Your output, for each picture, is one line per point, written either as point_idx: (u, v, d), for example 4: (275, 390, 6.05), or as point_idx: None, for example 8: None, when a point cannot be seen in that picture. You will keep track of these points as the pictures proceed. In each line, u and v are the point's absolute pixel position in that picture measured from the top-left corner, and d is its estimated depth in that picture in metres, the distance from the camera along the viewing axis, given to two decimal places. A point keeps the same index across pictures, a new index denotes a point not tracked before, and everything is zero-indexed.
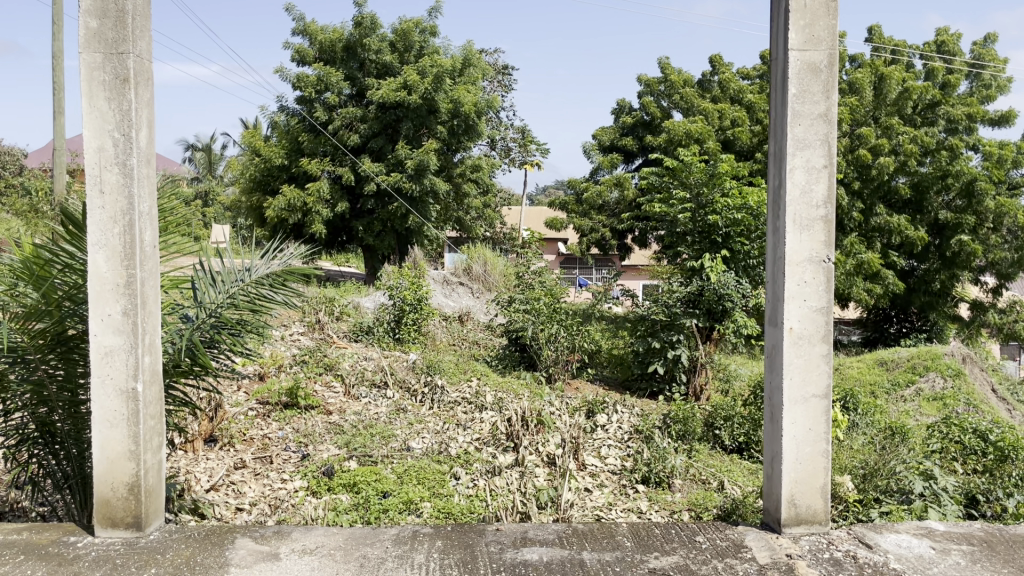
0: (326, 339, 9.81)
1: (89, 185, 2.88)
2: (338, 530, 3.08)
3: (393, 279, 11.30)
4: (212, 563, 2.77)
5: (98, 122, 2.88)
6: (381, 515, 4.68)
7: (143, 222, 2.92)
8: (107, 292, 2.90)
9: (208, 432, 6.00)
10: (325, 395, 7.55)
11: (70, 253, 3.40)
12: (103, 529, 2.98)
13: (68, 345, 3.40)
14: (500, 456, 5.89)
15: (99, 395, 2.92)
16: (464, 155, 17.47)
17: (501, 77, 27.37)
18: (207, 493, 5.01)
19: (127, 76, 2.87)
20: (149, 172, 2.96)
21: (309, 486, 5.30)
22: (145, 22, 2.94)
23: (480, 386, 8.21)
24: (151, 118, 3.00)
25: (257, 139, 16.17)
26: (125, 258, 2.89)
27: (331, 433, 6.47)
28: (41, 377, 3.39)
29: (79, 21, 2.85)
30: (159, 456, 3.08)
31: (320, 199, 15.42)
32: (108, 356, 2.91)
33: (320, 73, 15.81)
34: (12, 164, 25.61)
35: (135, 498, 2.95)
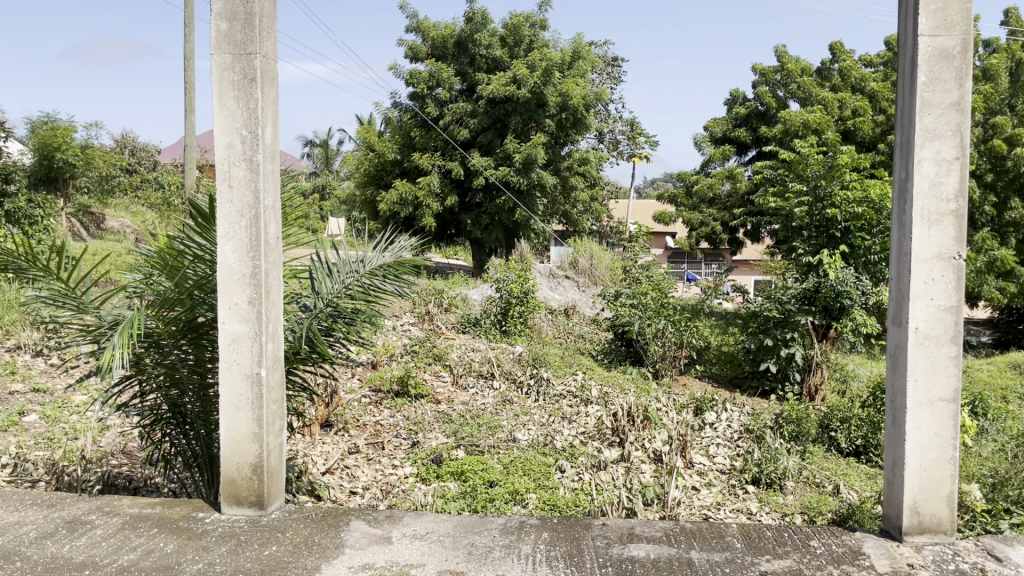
0: (435, 329, 10.03)
1: (219, 179, 3.04)
2: (447, 516, 3.15)
3: (499, 272, 11.37)
4: (329, 543, 2.88)
5: (228, 120, 3.03)
6: (487, 504, 4.75)
7: (268, 216, 3.05)
8: (235, 282, 3.05)
9: (324, 417, 6.25)
10: (434, 384, 7.74)
11: (200, 244, 3.58)
12: (229, 506, 3.14)
13: (198, 331, 3.64)
14: (606, 451, 5.87)
15: (227, 379, 3.08)
16: (571, 149, 17.42)
17: (610, 69, 27.18)
18: (322, 476, 5.22)
19: (254, 76, 3.00)
20: (273, 167, 3.08)
21: (418, 472, 5.43)
22: (271, 23, 3.06)
23: (586, 380, 8.20)
24: (276, 117, 3.13)
25: (370, 135, 16.66)
26: (251, 249, 3.04)
27: (440, 421, 6.61)
28: (174, 361, 3.65)
29: (211, 23, 3.00)
30: (281, 439, 3.23)
31: (430, 193, 15.72)
32: (235, 343, 3.07)
33: (432, 69, 16.12)
34: (146, 160, 27.25)
35: (258, 478, 3.10)
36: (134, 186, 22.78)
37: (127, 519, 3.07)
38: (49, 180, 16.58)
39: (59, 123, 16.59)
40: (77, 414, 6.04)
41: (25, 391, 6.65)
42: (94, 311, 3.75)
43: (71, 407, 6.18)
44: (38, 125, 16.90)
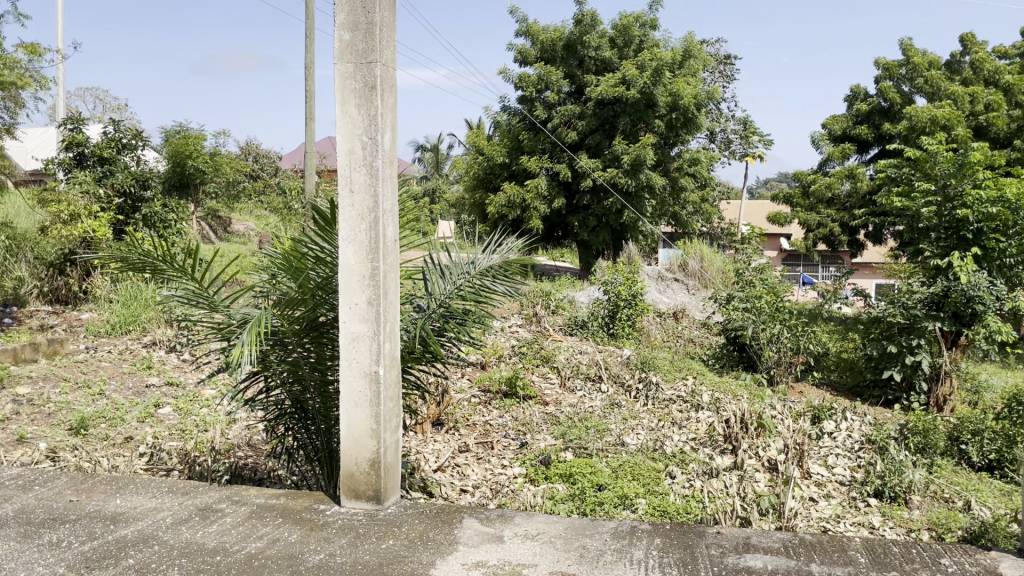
0: (543, 331, 10.08)
1: (341, 185, 3.16)
2: (558, 519, 3.16)
3: (607, 274, 11.29)
4: (443, 539, 2.94)
5: (350, 127, 3.14)
6: (596, 508, 4.75)
7: (386, 219, 3.15)
8: (355, 283, 3.16)
9: (435, 415, 6.41)
10: (542, 386, 7.77)
11: (321, 246, 3.72)
12: (349, 499, 3.26)
13: (320, 330, 3.80)
14: (718, 458, 5.74)
15: (347, 377, 3.20)
16: (681, 149, 17.13)
17: (722, 67, 26.62)
18: (434, 473, 5.34)
19: (374, 84, 3.10)
20: (391, 172, 3.17)
21: (527, 473, 5.47)
22: (390, 32, 3.16)
23: (696, 385, 8.05)
24: (394, 123, 3.23)
25: (480, 139, 16.88)
26: (371, 251, 3.13)
27: (548, 423, 6.62)
28: (297, 358, 3.84)
29: (334, 34, 3.12)
30: (396, 436, 3.32)
31: (538, 195, 15.80)
32: (355, 342, 3.18)
33: (540, 72, 16.18)
34: (267, 165, 28.51)
35: (375, 473, 3.20)
36: (258, 191, 23.88)
37: (254, 508, 3.23)
38: (181, 186, 17.59)
39: (190, 132, 17.57)
40: (206, 407, 6.39)
41: (161, 385, 7.09)
42: (224, 310, 3.97)
43: (201, 401, 6.54)
44: (172, 134, 17.95)
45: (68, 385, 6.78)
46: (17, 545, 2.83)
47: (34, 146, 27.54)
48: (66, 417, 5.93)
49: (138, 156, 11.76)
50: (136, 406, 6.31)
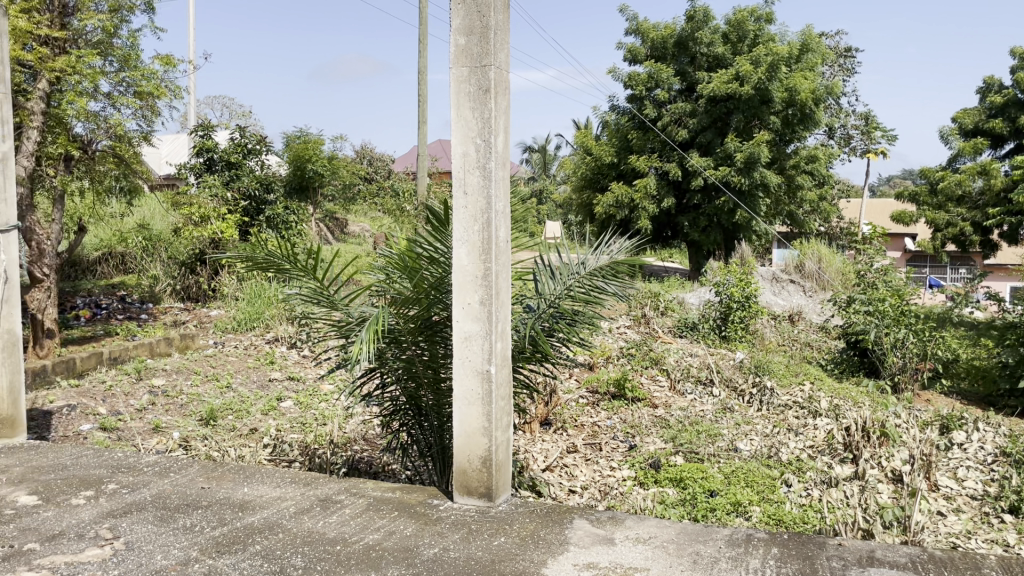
0: (651, 333, 9.96)
1: (455, 187, 3.21)
2: (670, 523, 3.12)
3: (718, 275, 11.04)
4: (554, 539, 2.94)
5: (464, 129, 3.19)
6: (708, 514, 4.66)
7: (498, 220, 3.18)
8: (468, 283, 3.21)
9: (544, 415, 6.45)
10: (651, 389, 7.68)
11: (435, 247, 3.81)
12: (461, 495, 3.31)
13: (433, 329, 3.89)
14: (837, 467, 5.52)
15: (459, 375, 3.26)
16: (798, 146, 16.56)
17: (842, 60, 25.60)
18: (543, 472, 5.36)
19: (488, 87, 3.13)
20: (504, 174, 3.21)
21: (636, 476, 5.41)
22: (504, 35, 3.19)
23: (813, 391, 7.76)
24: (507, 125, 3.26)
25: (588, 139, 16.83)
26: (483, 252, 3.18)
27: (657, 426, 6.53)
28: (411, 356, 3.94)
29: (450, 39, 3.18)
30: (507, 435, 3.35)
31: (647, 195, 15.61)
32: (467, 341, 3.23)
33: (651, 70, 15.98)
34: (380, 167, 29.29)
35: (487, 470, 3.24)
36: (371, 193, 24.59)
37: (371, 501, 3.32)
38: (301, 189, 18.33)
39: (309, 137, 18.28)
40: (325, 402, 6.63)
41: (282, 379, 7.42)
42: (343, 308, 4.11)
43: (320, 395, 6.79)
44: (292, 139, 18.73)
45: (198, 377, 7.19)
46: (155, 527, 3.02)
47: (168, 151, 29.35)
48: (196, 408, 6.29)
49: (262, 160, 12.30)
50: (260, 399, 6.62)
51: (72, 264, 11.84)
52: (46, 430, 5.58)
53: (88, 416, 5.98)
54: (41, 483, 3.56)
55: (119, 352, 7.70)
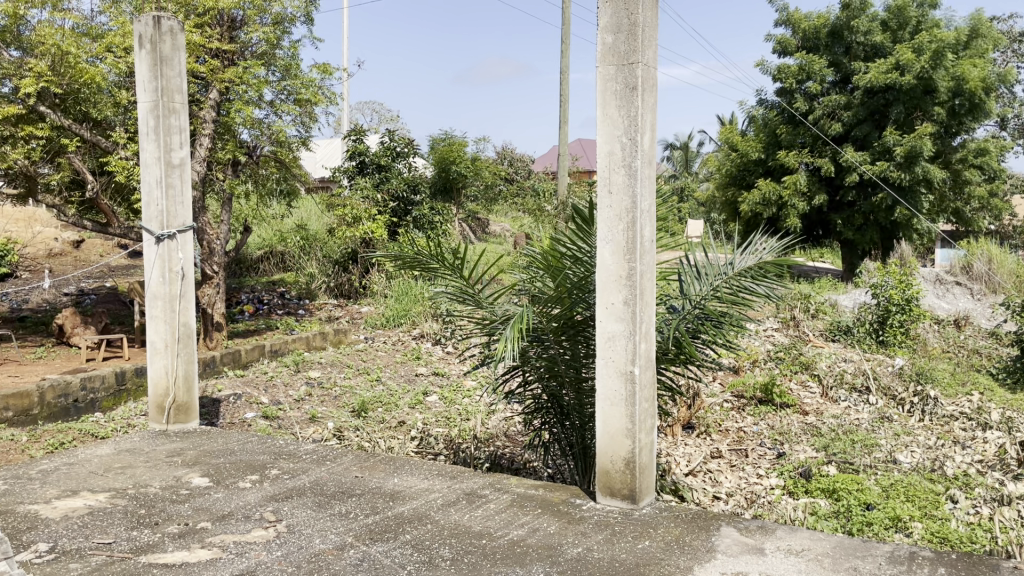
0: (801, 336, 9.58)
1: (601, 186, 3.20)
2: (825, 536, 2.97)
3: (876, 276, 10.43)
4: (700, 546, 2.88)
5: (610, 128, 3.17)
6: (864, 528, 4.41)
7: (644, 219, 3.13)
8: (612, 282, 3.18)
9: (687, 418, 6.33)
10: (801, 395, 7.36)
11: (578, 246, 3.81)
12: (604, 496, 3.29)
13: (575, 329, 3.90)
14: (1010, 485, 5.09)
15: (603, 375, 3.24)
16: (965, 139, 15.42)
17: (1017, 45, 23.63)
18: (686, 477, 5.26)
19: (635, 85, 3.10)
20: (651, 172, 3.15)
21: (785, 485, 5.21)
22: (651, 31, 3.14)
23: (983, 401, 7.19)
24: (653, 122, 3.21)
25: (734, 135, 16.36)
26: (628, 252, 3.14)
27: (808, 433, 6.26)
28: (553, 355, 3.97)
29: (596, 37, 3.17)
30: (651, 437, 3.30)
31: (797, 192, 14.97)
32: (611, 341, 3.20)
33: (802, 62, 15.31)
34: (521, 167, 29.65)
35: (630, 472, 3.20)
36: (513, 193, 24.95)
37: (515, 497, 3.37)
38: (446, 190, 18.82)
39: (454, 139, 18.74)
40: (468, 397, 6.77)
41: (428, 374, 7.65)
42: (488, 306, 4.18)
43: (464, 391, 6.95)
44: (438, 141, 19.26)
45: (350, 371, 7.54)
46: (314, 512, 3.18)
47: (322, 156, 30.98)
48: (349, 400, 6.59)
49: (410, 163, 12.70)
50: (408, 393, 6.86)
51: (238, 263, 12.69)
52: (215, 417, 6.01)
53: (252, 404, 6.39)
54: (213, 466, 3.83)
55: (279, 345, 8.18)
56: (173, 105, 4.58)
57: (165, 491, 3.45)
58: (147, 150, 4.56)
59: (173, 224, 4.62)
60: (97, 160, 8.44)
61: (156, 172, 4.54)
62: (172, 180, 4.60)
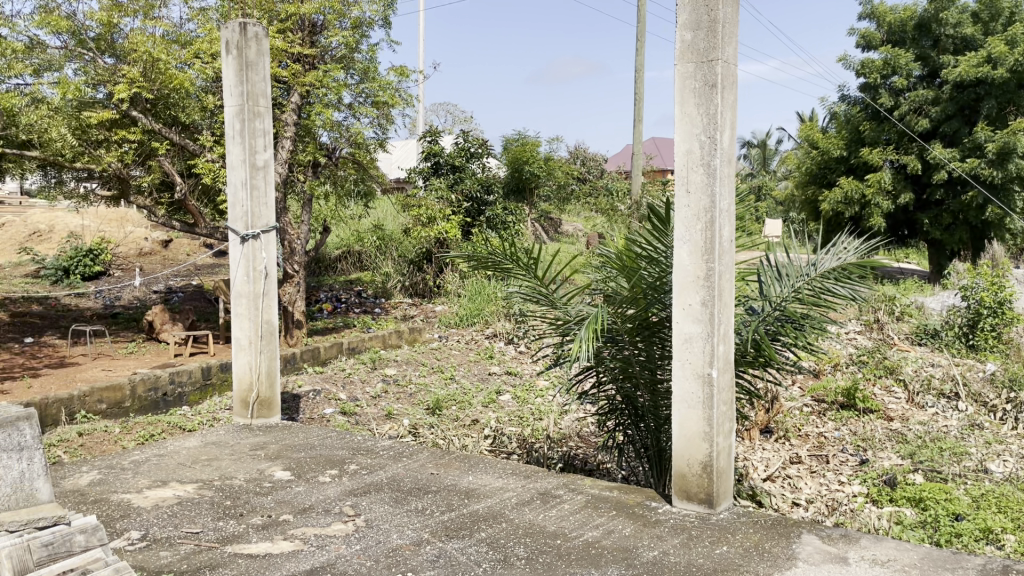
0: (885, 340, 9.27)
1: (678, 185, 3.16)
2: (912, 547, 2.87)
3: (965, 278, 10.00)
4: (780, 553, 2.81)
5: (688, 126, 3.13)
6: (952, 539, 4.22)
7: (723, 219, 3.08)
8: (689, 283, 3.14)
9: (764, 422, 6.20)
10: (885, 400, 7.12)
11: (654, 246, 3.77)
12: (681, 500, 3.25)
13: (651, 330, 3.86)
14: None
15: (680, 377, 3.20)
16: None
17: None
18: (763, 482, 5.14)
19: (715, 82, 3.04)
20: (730, 171, 3.10)
21: (868, 493, 5.05)
22: (732, 27, 3.09)
23: None
24: (733, 120, 3.15)
25: (814, 133, 15.94)
26: (706, 252, 3.09)
27: (893, 440, 6.05)
28: (627, 356, 3.94)
29: (676, 35, 3.13)
30: (729, 441, 3.24)
31: (881, 190, 14.49)
32: (688, 342, 3.16)
33: (887, 56, 14.78)
34: (594, 167, 29.53)
35: (708, 476, 3.16)
36: (586, 193, 24.87)
37: (590, 498, 3.36)
38: (518, 190, 18.86)
39: (527, 139, 18.76)
40: (541, 397, 6.78)
41: (501, 373, 7.68)
42: (562, 307, 4.15)
43: (537, 391, 6.96)
44: (511, 141, 19.32)
45: (425, 369, 7.63)
46: (391, 508, 3.23)
47: (399, 157, 31.52)
48: (424, 398, 6.68)
49: (484, 163, 12.78)
50: (481, 392, 6.91)
51: (317, 262, 13.00)
52: (296, 412, 6.17)
53: (330, 400, 6.54)
54: (294, 460, 3.93)
55: (356, 342, 8.35)
56: (258, 109, 4.71)
57: (249, 483, 3.56)
58: (234, 153, 4.71)
59: (257, 224, 4.76)
60: (184, 163, 8.76)
61: (242, 174, 4.69)
62: (256, 182, 4.74)
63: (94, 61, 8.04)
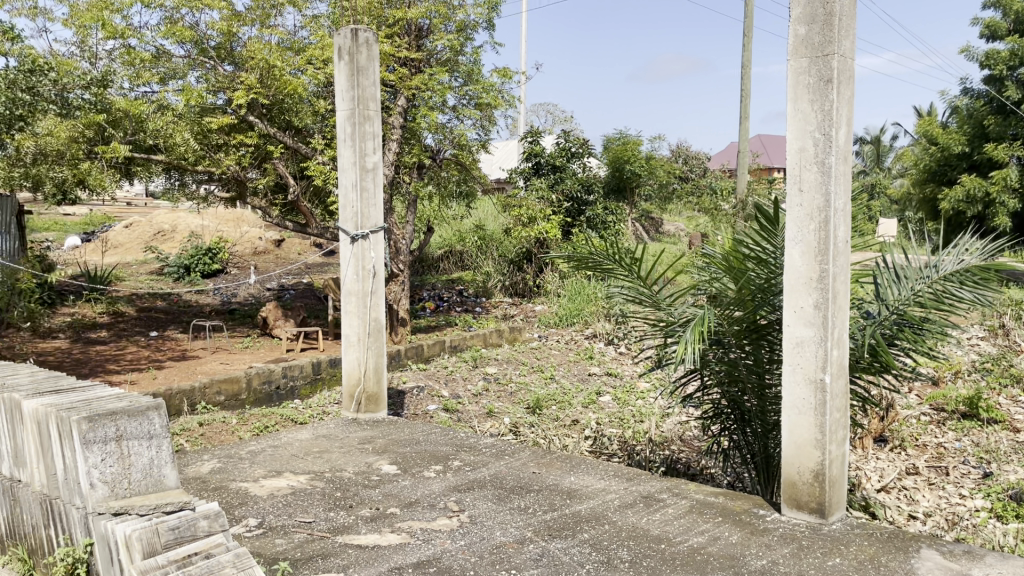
0: (1011, 347, 8.72)
1: (790, 184, 3.07)
2: None
3: None
4: (898, 567, 2.69)
5: (801, 123, 3.03)
6: None
7: (837, 219, 2.97)
8: (801, 285, 3.04)
9: (878, 431, 5.95)
10: (1011, 410, 6.70)
11: (763, 247, 3.67)
12: (790, 509, 3.16)
13: (760, 333, 3.75)
14: None
15: (791, 382, 3.10)
16: None
17: None
18: (877, 493, 4.92)
19: (831, 77, 2.95)
20: (846, 169, 2.99)
21: (993, 508, 4.76)
22: (849, 20, 2.98)
23: None
24: (850, 116, 3.04)
25: (933, 128, 15.16)
26: (819, 253, 2.99)
27: (1020, 453, 5.69)
28: (734, 359, 3.85)
29: (789, 29, 3.04)
30: (843, 449, 3.13)
31: (1007, 188, 13.64)
32: (799, 346, 3.07)
33: (1015, 46, 13.90)
34: (698, 166, 29.01)
35: (819, 485, 3.05)
36: (689, 192, 24.45)
37: (695, 503, 3.30)
38: (619, 189, 18.69)
39: (629, 138, 18.60)
40: (642, 400, 6.71)
41: (602, 374, 7.64)
42: (667, 308, 4.09)
43: (638, 393, 6.90)
44: (612, 141, 19.17)
45: (525, 368, 7.67)
46: (495, 505, 3.27)
47: (500, 158, 31.83)
48: (524, 397, 6.72)
49: (585, 163, 12.74)
50: (581, 392, 6.90)
51: (420, 262, 13.27)
52: (400, 407, 6.32)
53: (433, 397, 6.67)
54: (400, 454, 4.03)
55: (458, 341, 8.47)
56: (368, 113, 4.84)
57: (358, 476, 3.67)
58: (345, 156, 4.86)
59: (367, 225, 4.90)
60: (297, 165, 9.11)
61: (352, 176, 4.83)
62: (366, 184, 4.87)
63: (215, 69, 8.45)
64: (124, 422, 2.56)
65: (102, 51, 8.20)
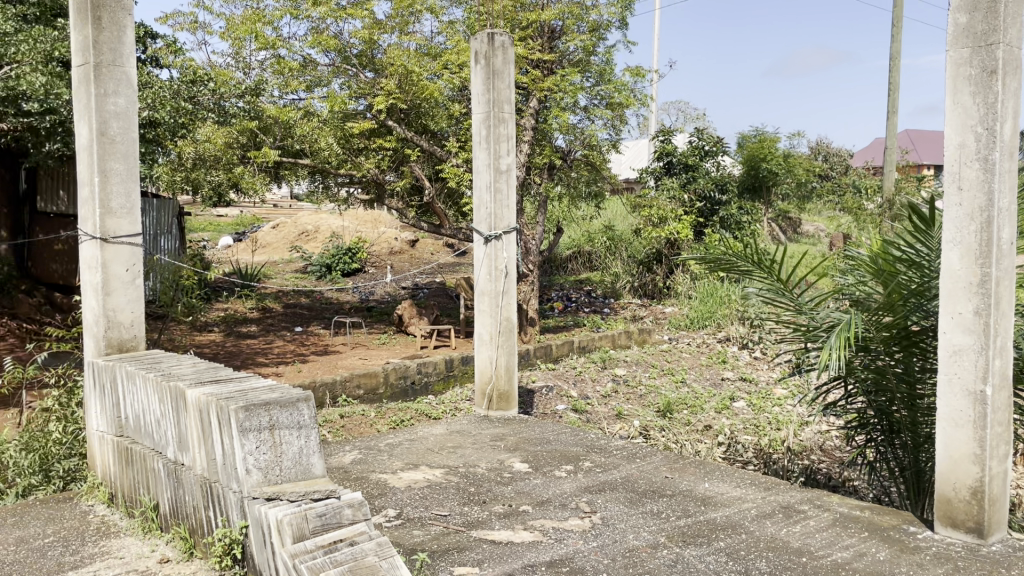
0: None
1: (948, 182, 2.89)
2: None
3: None
4: None
5: (961, 118, 2.85)
6: None
7: (1002, 219, 2.77)
8: (960, 290, 2.86)
9: None
10: None
11: (915, 249, 3.48)
12: (945, 527, 2.97)
13: (911, 339, 3.55)
14: None
15: (947, 392, 2.92)
16: None
17: None
18: None
19: (995, 68, 2.76)
20: (1011, 165, 2.79)
21: None
22: (1017, 6, 2.78)
23: None
24: (1017, 109, 2.83)
25: None
26: (980, 255, 2.80)
27: None
28: (881, 367, 3.65)
29: (948, 18, 2.87)
30: (1006, 465, 2.92)
31: None
32: (957, 355, 2.88)
33: None
34: (839, 163, 27.71)
35: (978, 504, 2.86)
36: (829, 191, 23.39)
37: (838, 516, 3.16)
38: (754, 188, 18.12)
39: (766, 135, 17.99)
40: (779, 406, 6.48)
41: (735, 378, 7.44)
42: (808, 312, 3.92)
43: (774, 399, 6.67)
44: (748, 138, 18.60)
45: (655, 370, 7.57)
46: (626, 508, 3.25)
47: (631, 158, 31.52)
48: (654, 400, 6.64)
49: (718, 162, 12.43)
50: (713, 397, 6.73)
51: (549, 263, 13.34)
52: (530, 406, 6.38)
53: (562, 397, 6.69)
54: (531, 453, 4.07)
55: (587, 342, 8.46)
56: (503, 115, 4.92)
57: (491, 472, 3.73)
58: (480, 158, 4.95)
59: (500, 225, 4.97)
60: (432, 167, 9.34)
61: (487, 177, 4.92)
62: (500, 185, 4.95)
63: (357, 76, 8.81)
64: (275, 411, 2.72)
65: (255, 61, 8.72)
